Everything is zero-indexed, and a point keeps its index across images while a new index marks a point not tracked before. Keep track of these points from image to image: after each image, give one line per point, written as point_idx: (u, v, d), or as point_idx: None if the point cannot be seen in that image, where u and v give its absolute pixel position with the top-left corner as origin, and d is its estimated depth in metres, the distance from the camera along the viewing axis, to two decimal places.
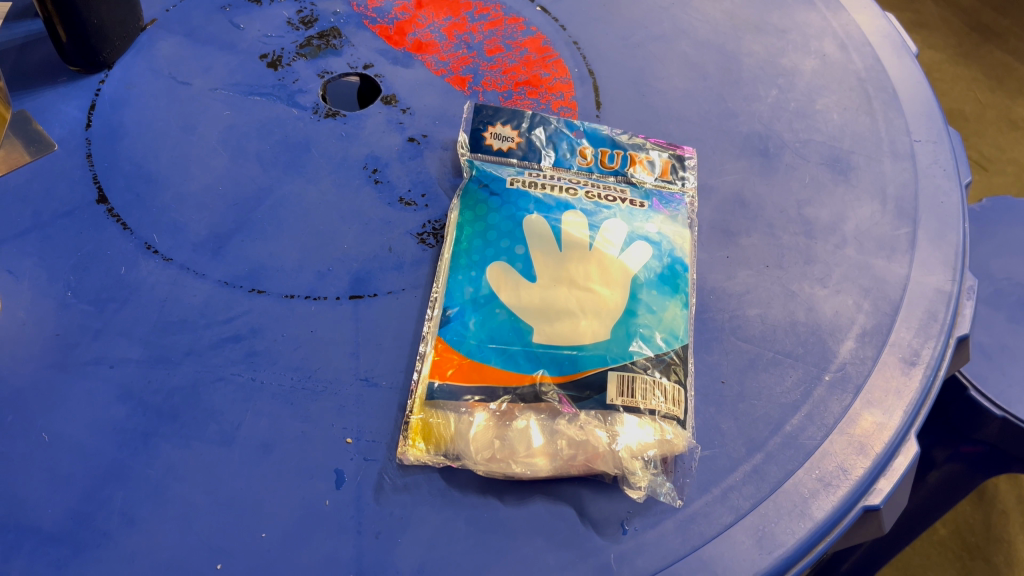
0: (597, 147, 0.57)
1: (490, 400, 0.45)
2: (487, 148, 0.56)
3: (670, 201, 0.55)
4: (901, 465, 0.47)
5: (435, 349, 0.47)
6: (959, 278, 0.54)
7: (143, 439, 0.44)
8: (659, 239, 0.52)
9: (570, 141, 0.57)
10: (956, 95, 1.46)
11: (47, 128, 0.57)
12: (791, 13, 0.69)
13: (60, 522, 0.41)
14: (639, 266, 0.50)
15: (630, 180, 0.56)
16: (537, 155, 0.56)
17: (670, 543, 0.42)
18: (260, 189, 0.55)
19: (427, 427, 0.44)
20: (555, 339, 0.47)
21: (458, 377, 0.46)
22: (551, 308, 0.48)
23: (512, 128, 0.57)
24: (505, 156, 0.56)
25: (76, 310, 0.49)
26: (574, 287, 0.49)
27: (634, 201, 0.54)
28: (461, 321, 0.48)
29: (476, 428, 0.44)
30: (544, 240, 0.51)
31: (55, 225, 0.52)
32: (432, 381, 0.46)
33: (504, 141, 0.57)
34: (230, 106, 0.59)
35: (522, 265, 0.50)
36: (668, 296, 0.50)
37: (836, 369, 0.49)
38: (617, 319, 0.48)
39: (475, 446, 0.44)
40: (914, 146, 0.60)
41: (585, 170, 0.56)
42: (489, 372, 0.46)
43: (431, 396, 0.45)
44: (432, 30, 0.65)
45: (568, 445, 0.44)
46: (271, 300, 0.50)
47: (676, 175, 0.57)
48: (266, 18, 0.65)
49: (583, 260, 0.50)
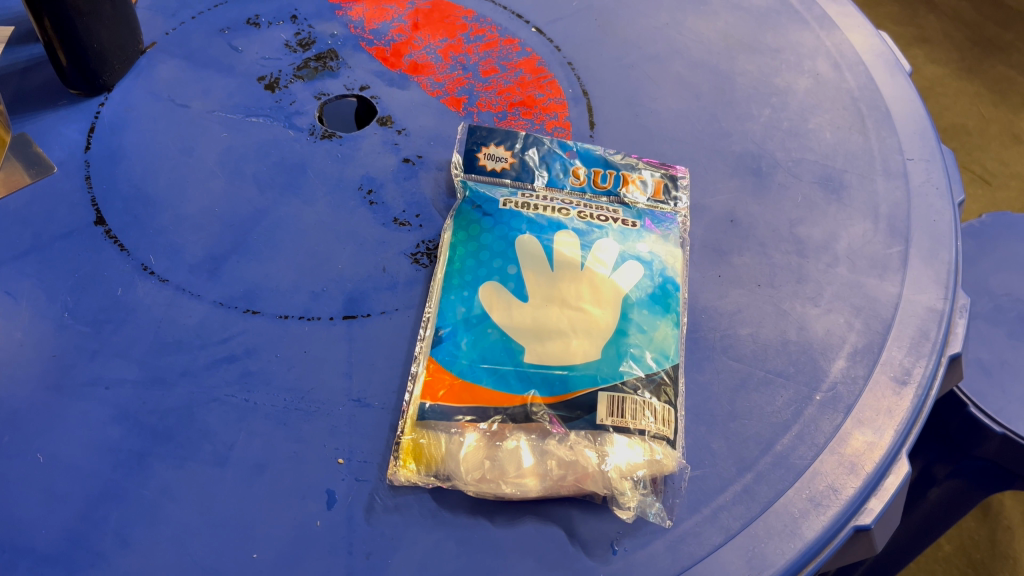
0: (590, 167, 0.58)
1: (482, 420, 0.46)
2: (480, 169, 0.57)
3: (662, 220, 0.56)
4: (893, 484, 0.47)
5: (427, 370, 0.47)
6: (950, 296, 0.54)
7: (137, 460, 0.45)
8: (650, 259, 0.52)
9: (562, 161, 0.58)
10: (958, 110, 1.47)
11: (47, 151, 0.58)
12: (784, 32, 0.70)
13: (54, 542, 0.42)
14: (630, 286, 0.51)
15: (621, 200, 0.57)
16: (529, 175, 0.57)
17: (660, 564, 0.42)
18: (256, 210, 0.56)
19: (418, 448, 0.45)
20: (546, 359, 0.47)
21: (449, 397, 0.46)
22: (543, 328, 0.49)
23: (505, 148, 0.58)
24: (498, 176, 0.57)
25: (73, 332, 0.49)
26: (567, 308, 0.49)
27: (625, 220, 0.55)
28: (453, 341, 0.48)
29: (467, 450, 0.45)
30: (536, 260, 0.51)
31: (54, 246, 0.53)
32: (423, 402, 0.46)
33: (497, 162, 0.57)
34: (228, 128, 0.60)
35: (514, 284, 0.50)
36: (659, 316, 0.50)
37: (827, 389, 0.49)
38: (608, 338, 0.48)
39: (465, 467, 0.44)
40: (906, 165, 0.60)
41: (577, 190, 0.57)
42: (480, 392, 0.46)
43: (422, 416, 0.46)
44: (428, 51, 0.66)
45: (558, 465, 0.44)
46: (266, 320, 0.50)
47: (668, 196, 0.57)
48: (265, 41, 0.66)
49: (574, 280, 0.51)
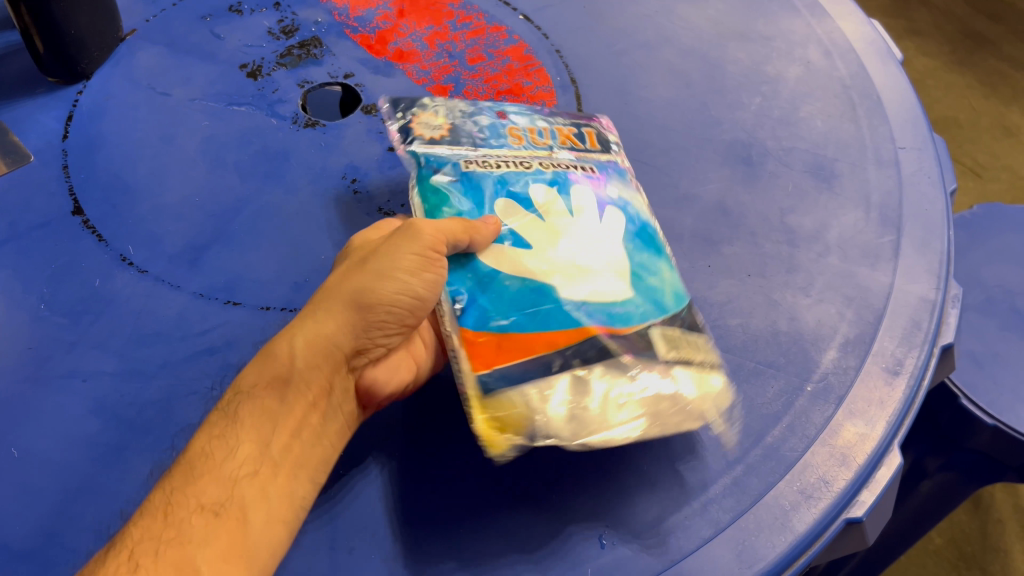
0: (526, 126, 0.55)
1: (551, 373, 0.43)
2: (419, 138, 0.53)
3: (616, 165, 0.55)
4: (885, 476, 0.46)
5: (467, 342, 0.44)
6: (942, 286, 0.53)
7: (115, 453, 0.44)
8: (623, 204, 0.52)
9: (499, 123, 0.55)
10: (949, 102, 1.46)
11: (24, 139, 0.57)
12: (776, 20, 0.69)
13: (30, 538, 0.41)
14: (621, 231, 0.50)
15: (568, 151, 0.54)
16: (469, 139, 0.53)
17: (649, 558, 0.42)
18: (238, 199, 0.55)
19: (502, 419, 0.42)
20: (579, 294, 0.47)
21: (503, 359, 0.43)
22: (572, 276, 0.47)
23: (438, 118, 0.54)
24: (437, 142, 0.52)
25: (49, 323, 0.48)
26: (583, 253, 0.48)
27: (581, 168, 0.53)
28: (477, 304, 0.45)
29: (560, 415, 0.42)
30: (522, 215, 0.49)
31: (30, 236, 0.52)
32: (478, 373, 0.43)
33: (434, 130, 0.53)
34: (209, 117, 0.59)
35: (507, 240, 0.48)
36: (655, 257, 0.50)
37: (819, 379, 0.48)
38: (623, 277, 0.48)
39: (560, 427, 0.42)
40: (898, 153, 0.60)
41: (521, 146, 0.53)
42: (532, 340, 0.44)
43: (490, 387, 0.42)
44: (414, 39, 0.65)
45: (650, 400, 0.44)
46: (246, 311, 0.50)
47: (605, 142, 0.56)
48: (247, 28, 0.65)
49: (579, 226, 0.49)
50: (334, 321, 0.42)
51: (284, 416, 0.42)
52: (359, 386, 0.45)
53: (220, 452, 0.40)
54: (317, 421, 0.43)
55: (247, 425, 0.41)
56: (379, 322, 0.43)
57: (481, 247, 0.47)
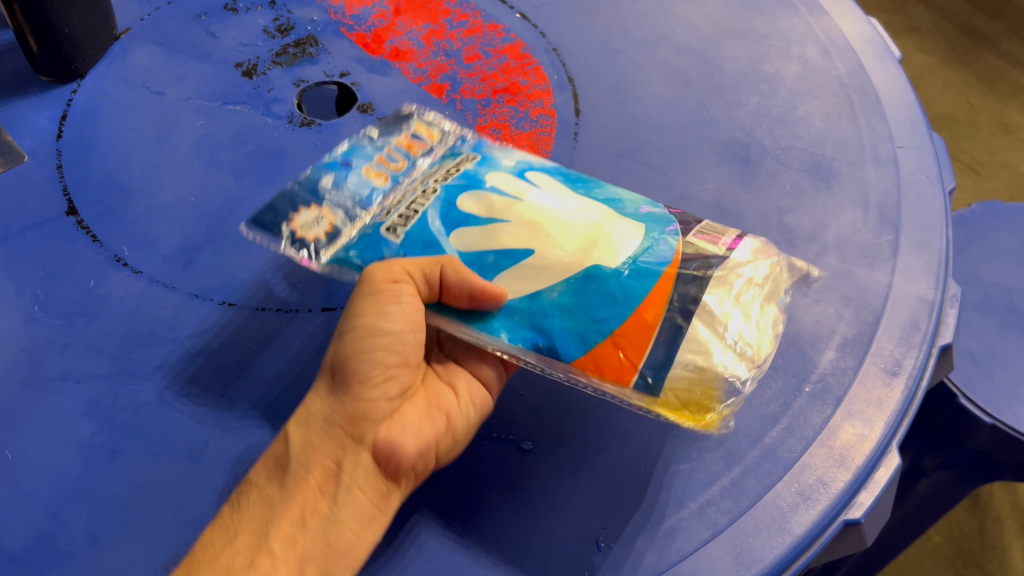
0: (370, 162, 0.53)
1: (682, 330, 0.42)
2: (319, 242, 0.48)
3: (479, 143, 0.55)
4: (884, 477, 0.46)
5: (593, 368, 0.42)
6: (941, 286, 0.53)
7: (109, 456, 0.43)
8: (527, 163, 0.52)
9: (351, 176, 0.52)
10: (947, 99, 1.46)
11: (17, 139, 0.56)
12: (773, 18, 0.69)
13: (24, 542, 0.41)
14: (562, 186, 0.50)
15: (433, 154, 0.54)
16: (351, 206, 0.50)
17: (646, 560, 0.42)
18: (233, 199, 0.54)
19: (702, 391, 0.41)
20: (615, 253, 0.45)
21: (638, 355, 0.42)
22: (589, 238, 0.46)
23: (311, 209, 0.50)
24: (333, 238, 0.49)
25: (43, 325, 0.48)
26: (570, 219, 0.47)
27: (465, 160, 0.53)
28: (562, 332, 0.43)
29: (729, 363, 0.41)
30: (487, 235, 0.47)
31: (24, 237, 0.51)
32: (632, 382, 0.42)
33: (322, 223, 0.49)
34: (204, 116, 0.58)
35: (503, 262, 0.46)
36: (603, 186, 0.51)
37: (817, 380, 0.48)
38: (613, 213, 0.48)
39: (733, 371, 0.41)
40: (896, 152, 0.60)
41: (392, 185, 0.52)
42: (637, 321, 0.43)
43: (652, 385, 0.41)
44: (410, 37, 0.64)
45: (753, 293, 0.44)
46: (241, 312, 0.49)
47: (438, 130, 0.55)
48: (242, 27, 0.64)
49: (545, 202, 0.48)
50: (317, 397, 0.43)
51: (285, 503, 0.40)
52: (375, 456, 0.42)
53: (219, 541, 0.39)
54: (325, 502, 0.41)
55: (246, 510, 0.40)
56: (372, 385, 0.42)
57: (463, 276, 0.44)
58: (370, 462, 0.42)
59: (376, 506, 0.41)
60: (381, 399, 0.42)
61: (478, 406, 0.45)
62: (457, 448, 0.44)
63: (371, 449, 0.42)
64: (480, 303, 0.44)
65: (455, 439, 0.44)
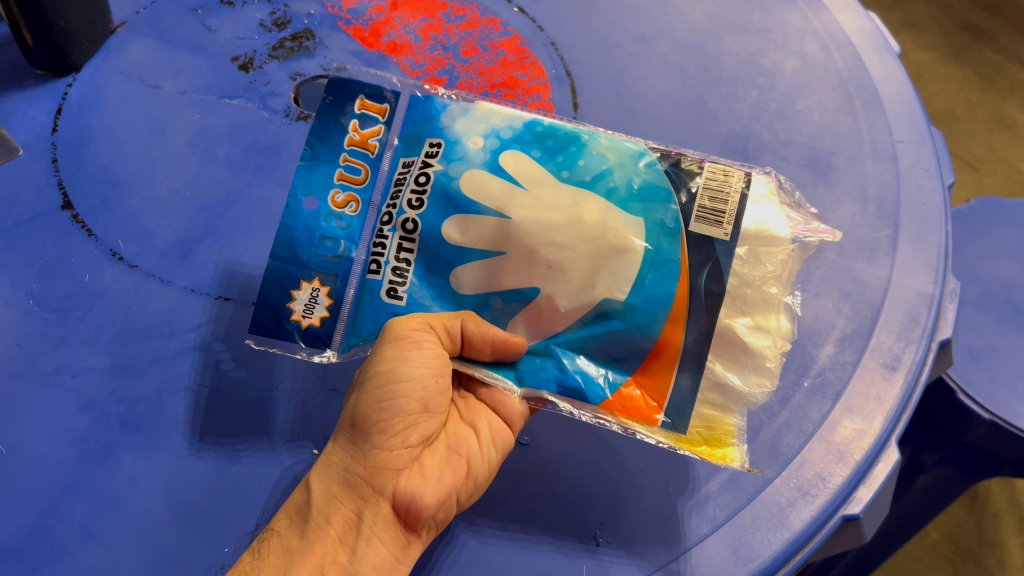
0: (330, 189, 0.47)
1: (702, 364, 0.43)
2: (326, 324, 0.46)
3: (439, 116, 0.48)
4: (883, 472, 0.46)
5: (620, 410, 0.43)
6: (940, 281, 0.53)
7: (104, 451, 0.43)
8: (497, 136, 0.48)
9: (324, 215, 0.47)
10: (946, 95, 1.46)
11: (12, 132, 0.56)
12: (773, 11, 0.68)
13: (19, 537, 0.41)
14: (543, 176, 0.46)
15: (392, 142, 0.48)
16: (337, 266, 0.46)
17: (643, 556, 0.42)
18: (229, 193, 0.54)
19: (722, 426, 0.43)
20: (624, 285, 0.43)
21: (662, 392, 0.43)
22: (594, 258, 0.43)
23: (301, 288, 0.46)
24: (337, 310, 0.46)
25: (38, 319, 0.47)
26: (568, 231, 0.43)
27: (433, 155, 0.47)
28: (587, 376, 0.43)
29: (753, 387, 0.42)
30: (488, 272, 0.45)
31: (19, 230, 0.51)
32: (659, 421, 0.43)
33: (319, 303, 0.46)
34: (200, 110, 0.58)
35: (511, 303, 0.44)
36: (582, 154, 0.47)
37: (815, 375, 0.48)
38: (608, 207, 0.44)
39: (750, 390, 0.42)
40: (896, 147, 0.59)
41: (366, 207, 0.47)
42: (658, 357, 0.43)
43: (676, 423, 0.42)
44: (407, 31, 0.64)
45: (768, 284, 0.43)
46: (238, 308, 0.49)
47: (385, 116, 0.49)
48: (238, 20, 0.64)
49: (537, 214, 0.44)
50: (336, 451, 0.40)
51: (303, 554, 0.38)
52: (396, 507, 0.39)
53: None
54: (343, 554, 0.39)
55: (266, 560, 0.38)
56: (393, 434, 0.39)
57: (486, 330, 0.42)
58: (390, 513, 0.40)
59: (397, 557, 0.40)
60: (402, 448, 0.40)
61: (499, 447, 0.43)
62: (477, 491, 0.42)
63: (391, 501, 0.39)
64: (505, 354, 0.43)
65: (476, 485, 0.41)
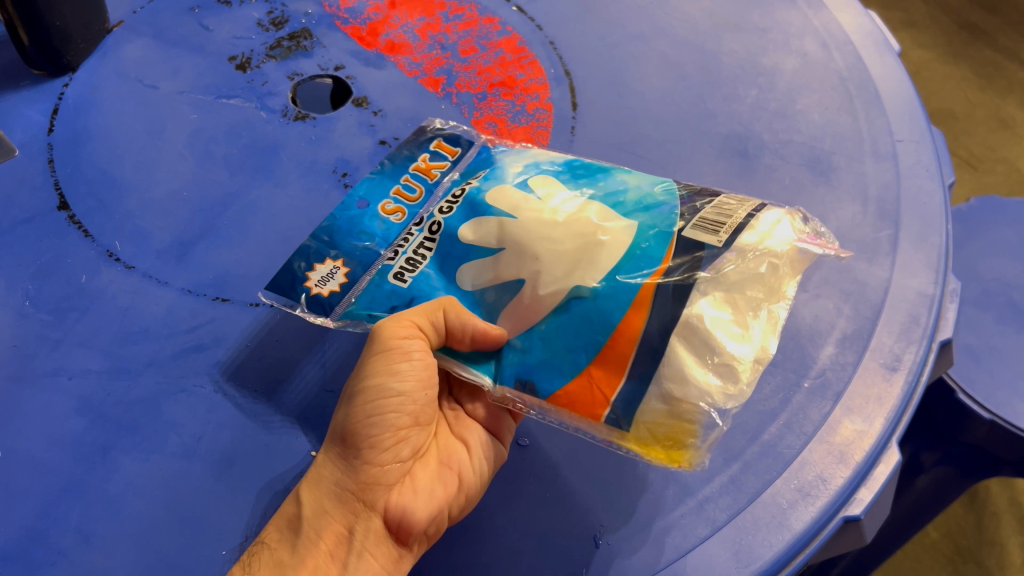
0: (384, 197, 0.50)
1: (659, 355, 0.39)
2: (334, 297, 0.46)
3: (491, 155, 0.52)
4: (883, 474, 0.45)
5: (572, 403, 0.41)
6: (941, 280, 0.52)
7: (100, 454, 0.43)
8: (532, 166, 0.49)
9: (368, 214, 0.49)
10: (945, 95, 1.46)
11: (9, 133, 0.55)
12: (772, 11, 0.68)
13: (15, 540, 0.40)
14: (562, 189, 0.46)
15: (454, 175, 0.51)
16: (362, 250, 0.47)
17: (643, 558, 0.42)
18: (226, 193, 0.54)
19: (674, 426, 0.39)
20: (595, 273, 0.41)
21: (611, 387, 0.40)
22: (580, 248, 0.42)
23: (325, 261, 0.47)
24: (347, 290, 0.46)
25: (34, 320, 0.47)
26: (564, 227, 0.43)
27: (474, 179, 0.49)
28: (543, 369, 0.42)
29: (710, 385, 0.39)
30: (485, 266, 0.45)
31: (15, 231, 0.51)
32: (604, 416, 0.41)
33: (335, 278, 0.46)
34: (198, 110, 0.58)
35: (501, 299, 0.44)
36: (613, 179, 0.48)
37: (816, 375, 0.48)
38: (607, 208, 0.44)
39: (705, 390, 0.39)
40: (896, 146, 0.59)
41: (410, 218, 0.49)
42: (613, 347, 0.40)
43: (620, 419, 0.40)
44: (406, 31, 0.64)
45: (748, 288, 0.40)
46: (235, 308, 0.49)
47: (460, 151, 0.53)
48: (236, 19, 0.63)
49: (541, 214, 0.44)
50: (327, 465, 0.40)
51: (295, 568, 0.39)
52: (387, 521, 0.40)
53: None
54: (335, 568, 0.39)
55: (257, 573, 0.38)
56: (383, 449, 0.40)
57: (466, 319, 0.42)
58: (382, 528, 0.40)
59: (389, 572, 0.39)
60: (392, 463, 0.40)
61: (491, 460, 0.43)
62: (470, 505, 0.42)
63: (383, 515, 0.40)
64: (485, 345, 0.42)
65: (467, 499, 0.41)
